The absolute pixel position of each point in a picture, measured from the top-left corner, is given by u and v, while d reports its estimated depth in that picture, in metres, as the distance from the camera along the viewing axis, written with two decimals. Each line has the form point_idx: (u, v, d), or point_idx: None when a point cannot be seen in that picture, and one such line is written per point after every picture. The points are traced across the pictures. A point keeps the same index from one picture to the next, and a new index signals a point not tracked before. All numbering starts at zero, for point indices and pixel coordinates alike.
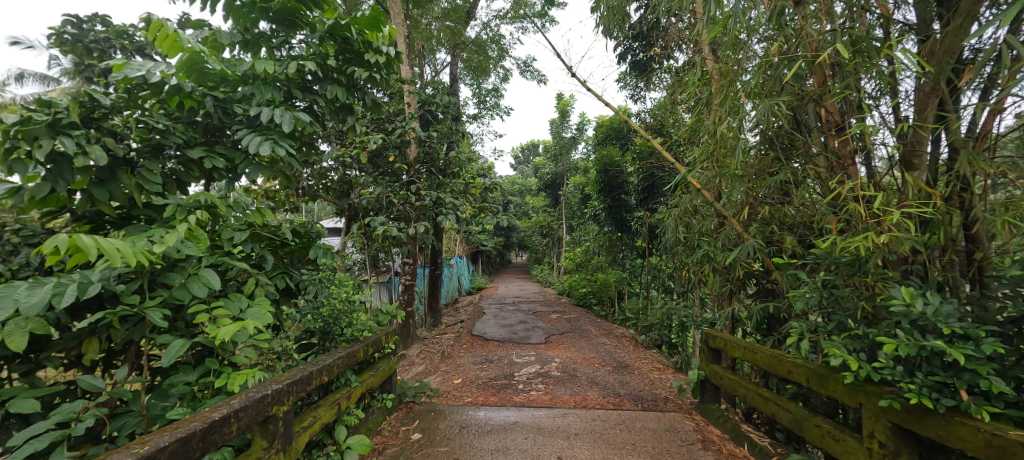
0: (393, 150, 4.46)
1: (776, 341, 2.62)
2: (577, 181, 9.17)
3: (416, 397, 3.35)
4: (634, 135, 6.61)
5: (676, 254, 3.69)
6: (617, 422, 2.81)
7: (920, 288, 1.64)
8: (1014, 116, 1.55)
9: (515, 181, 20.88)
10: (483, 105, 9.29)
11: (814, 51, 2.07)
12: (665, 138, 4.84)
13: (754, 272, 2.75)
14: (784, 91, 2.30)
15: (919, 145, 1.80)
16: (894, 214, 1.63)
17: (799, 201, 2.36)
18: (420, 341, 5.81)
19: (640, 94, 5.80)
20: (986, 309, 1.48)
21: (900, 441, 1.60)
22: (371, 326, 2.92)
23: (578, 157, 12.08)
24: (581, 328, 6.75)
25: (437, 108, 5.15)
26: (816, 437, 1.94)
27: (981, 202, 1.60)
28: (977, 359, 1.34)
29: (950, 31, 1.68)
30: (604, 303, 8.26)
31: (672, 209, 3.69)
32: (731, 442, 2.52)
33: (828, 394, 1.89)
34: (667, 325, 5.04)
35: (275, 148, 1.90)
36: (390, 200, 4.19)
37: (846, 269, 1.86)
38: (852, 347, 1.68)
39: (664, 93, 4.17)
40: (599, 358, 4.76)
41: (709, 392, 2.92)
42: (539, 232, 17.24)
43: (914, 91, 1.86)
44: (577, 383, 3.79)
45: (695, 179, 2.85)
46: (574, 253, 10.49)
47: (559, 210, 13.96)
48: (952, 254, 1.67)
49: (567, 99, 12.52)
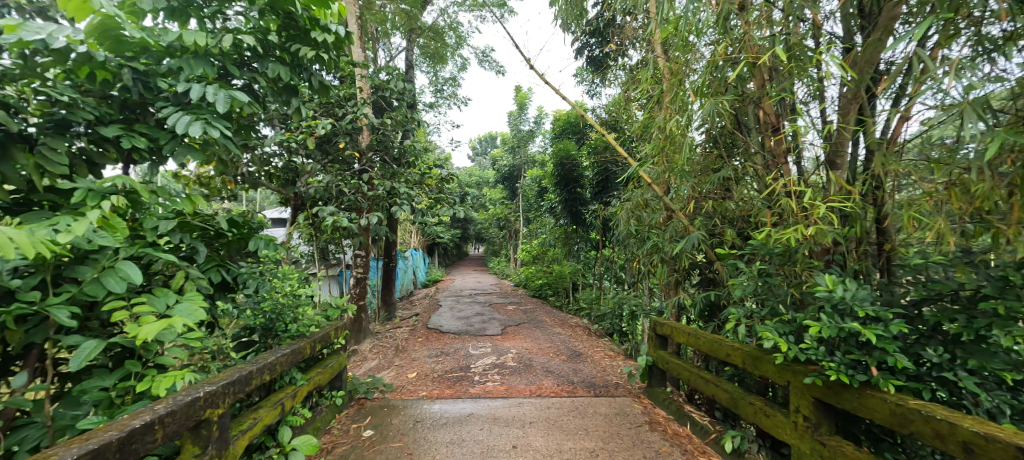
0: (344, 137, 4.26)
1: (717, 327, 2.80)
2: (534, 174, 9.29)
3: (368, 393, 3.24)
4: (589, 129, 6.78)
5: (628, 245, 3.87)
6: (570, 409, 2.88)
7: (839, 276, 1.82)
8: (920, 123, 1.70)
9: (473, 173, 20.78)
10: (440, 94, 9.09)
11: (755, 55, 2.22)
12: (619, 134, 4.99)
13: (699, 263, 2.92)
14: (728, 92, 2.44)
15: (842, 147, 1.98)
16: (821, 208, 1.77)
17: (738, 197, 2.54)
18: (373, 336, 5.63)
19: (595, 89, 5.96)
20: (892, 293, 1.68)
21: (821, 415, 1.74)
22: (319, 321, 2.79)
23: (536, 150, 12.25)
24: (537, 319, 6.89)
25: (392, 95, 4.99)
26: (750, 414, 2.09)
27: (891, 199, 1.77)
28: (886, 337, 1.50)
29: (871, 43, 1.84)
30: (560, 293, 8.48)
31: (624, 203, 3.82)
32: (675, 422, 2.67)
33: (761, 374, 2.04)
34: (618, 314, 5.28)
35: (207, 129, 1.73)
36: (340, 189, 4.02)
37: (778, 259, 2.02)
38: (782, 330, 1.82)
39: (619, 90, 4.30)
40: (554, 348, 4.86)
41: (655, 377, 3.07)
42: (496, 223, 17.28)
43: (838, 97, 2.04)
44: (533, 373, 3.85)
45: (646, 174, 2.98)
46: (530, 245, 10.62)
47: (516, 202, 14.11)
48: (865, 246, 1.86)
49: (526, 92, 12.62)
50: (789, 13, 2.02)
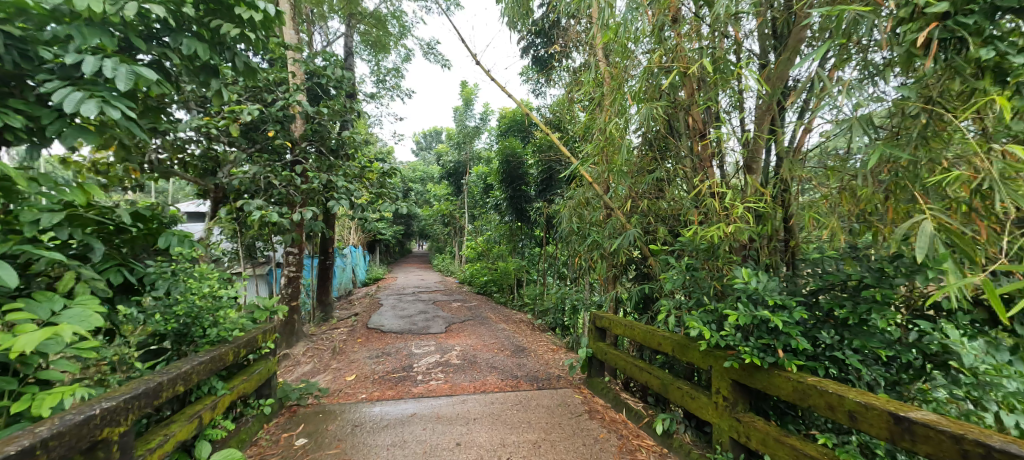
0: (273, 125, 3.95)
1: (650, 318, 2.99)
2: (479, 171, 9.29)
3: (300, 399, 3.04)
4: (534, 128, 6.92)
5: (570, 242, 4.01)
6: (514, 403, 2.92)
7: (753, 269, 2.02)
8: (820, 134, 1.93)
9: (417, 168, 20.27)
10: (382, 84, 8.74)
11: (685, 66, 2.40)
12: (563, 134, 5.15)
13: (634, 259, 3.10)
14: (662, 98, 2.61)
15: (757, 153, 2.20)
16: (740, 208, 1.95)
17: (670, 197, 2.74)
18: (307, 338, 5.29)
19: (540, 89, 6.08)
20: (796, 284, 1.91)
21: (738, 394, 1.91)
22: (245, 323, 2.56)
23: (482, 147, 12.26)
24: (482, 315, 6.91)
25: (330, 82, 4.71)
26: (678, 397, 2.25)
27: (796, 201, 2.00)
28: (790, 323, 1.69)
29: (782, 61, 2.06)
30: (504, 290, 8.57)
31: (567, 201, 3.95)
32: (613, 409, 2.81)
33: (687, 360, 2.21)
34: (560, 309, 5.46)
35: (105, 108, 1.51)
36: (270, 181, 3.72)
37: (703, 254, 2.20)
38: (706, 319, 1.98)
39: (562, 91, 4.42)
40: (498, 343, 4.90)
41: (595, 368, 3.21)
42: (440, 220, 17.01)
43: (755, 108, 2.25)
44: (477, 370, 3.84)
45: (588, 174, 3.10)
46: (474, 242, 10.58)
47: (461, 199, 14.00)
48: (775, 243, 2.08)
49: (472, 87, 12.54)
50: (715, 28, 2.20)
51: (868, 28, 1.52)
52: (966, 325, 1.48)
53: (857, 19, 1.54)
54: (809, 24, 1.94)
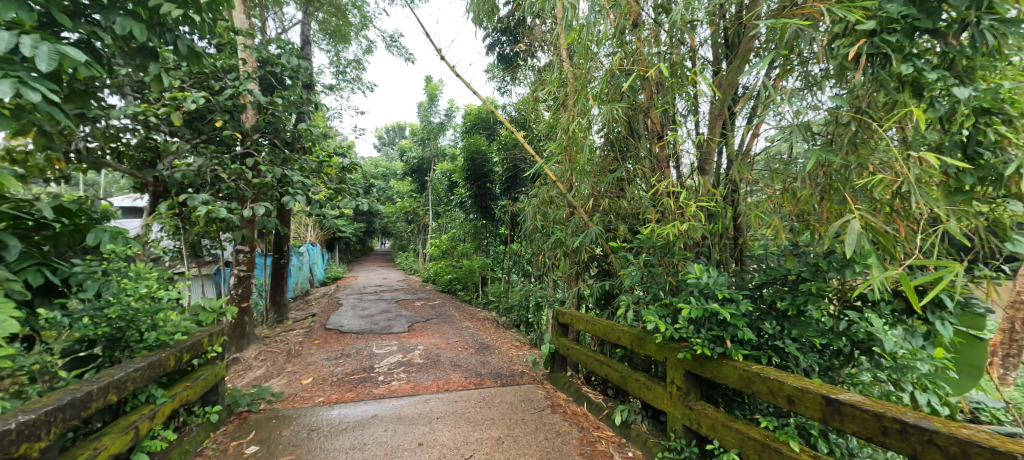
0: (222, 115, 3.70)
1: (610, 313, 3.08)
2: (444, 167, 9.18)
3: (251, 405, 2.88)
4: (499, 126, 6.94)
5: (534, 239, 4.05)
6: (477, 401, 2.92)
7: (705, 265, 2.13)
8: (766, 139, 2.06)
9: (379, 164, 19.72)
10: (342, 76, 8.42)
11: (644, 69, 2.48)
12: (527, 133, 5.20)
13: (596, 256, 3.18)
14: (623, 100, 2.69)
15: (709, 155, 2.32)
16: (693, 207, 2.05)
17: (630, 196, 2.83)
18: (259, 341, 5.02)
19: (505, 87, 6.09)
20: (743, 279, 2.03)
21: (690, 384, 2.00)
22: (188, 326, 2.39)
23: (447, 143, 12.12)
24: (446, 313, 6.85)
25: (285, 71, 4.48)
26: (636, 389, 2.33)
27: (744, 201, 2.13)
28: (737, 315, 1.80)
29: (732, 68, 2.18)
30: (469, 288, 8.53)
31: (531, 199, 4.00)
32: (574, 403, 2.87)
33: (644, 353, 2.29)
34: (524, 306, 5.51)
35: (23, 90, 1.35)
36: (217, 174, 3.49)
37: (660, 251, 2.29)
38: (662, 313, 2.06)
39: (527, 90, 4.46)
40: (461, 342, 4.87)
41: (557, 363, 3.27)
42: (403, 217, 16.66)
43: (708, 112, 2.38)
44: (440, 369, 3.80)
45: (551, 172, 3.15)
46: (438, 240, 10.45)
47: (425, 196, 13.79)
48: (725, 240, 2.20)
49: (437, 83, 12.36)
50: (673, 34, 2.30)
51: (808, 41, 1.64)
52: (888, 313, 1.64)
53: (798, 32, 1.66)
54: (757, 35, 2.07)
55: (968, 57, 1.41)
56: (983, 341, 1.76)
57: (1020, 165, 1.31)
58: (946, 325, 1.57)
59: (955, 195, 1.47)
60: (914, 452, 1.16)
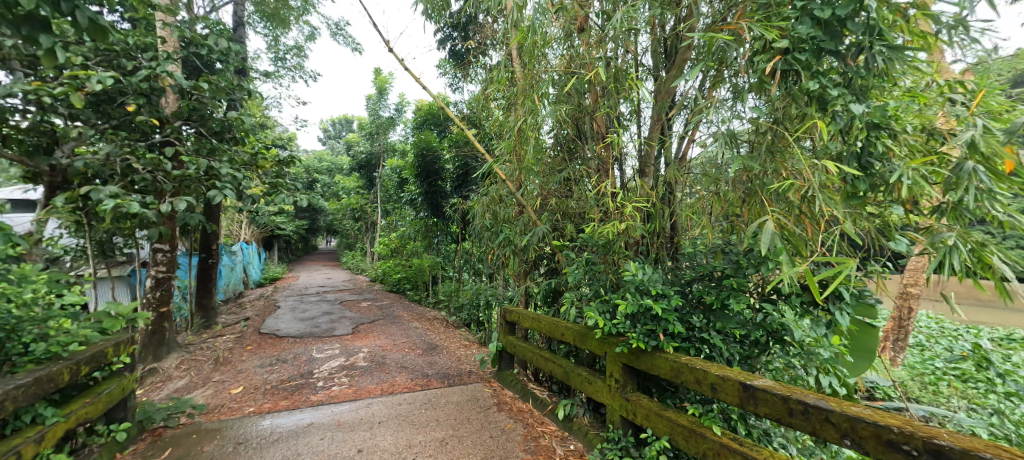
0: (135, 98, 3.32)
1: (556, 311, 3.15)
2: (393, 163, 8.91)
3: (169, 420, 2.61)
4: (450, 123, 6.84)
5: (484, 238, 4.05)
6: (422, 403, 2.86)
7: (642, 262, 2.24)
8: (699, 145, 2.21)
9: (324, 158, 18.73)
10: (281, 63, 7.89)
11: (590, 73, 2.56)
12: (479, 131, 5.18)
13: (544, 254, 3.23)
14: (569, 102, 2.75)
15: (649, 158, 2.44)
16: (632, 207, 2.15)
17: (576, 197, 2.91)
18: (182, 348, 4.57)
19: (457, 84, 6.01)
20: (676, 275, 2.16)
21: (627, 376, 2.08)
22: (88, 335, 2.12)
23: (397, 139, 11.77)
24: (393, 314, 6.65)
25: (213, 53, 4.11)
26: (579, 383, 2.40)
27: (678, 202, 2.26)
28: (668, 309, 1.91)
29: (670, 77, 2.32)
30: (419, 287, 8.35)
31: (481, 197, 3.98)
32: (520, 400, 2.91)
33: (585, 348, 2.36)
34: (475, 305, 5.47)
35: None
36: (129, 164, 3.13)
37: (601, 250, 2.38)
38: (602, 309, 2.14)
39: (479, 87, 4.44)
40: (409, 342, 4.75)
41: (505, 361, 3.29)
42: (350, 214, 15.96)
43: (648, 117, 2.49)
44: (385, 371, 3.68)
45: (500, 171, 3.16)
46: (387, 238, 10.12)
47: (374, 193, 13.30)
48: (662, 239, 2.33)
49: (386, 75, 11.94)
50: (616, 41, 2.39)
51: (732, 55, 1.78)
52: (797, 305, 1.81)
53: (724, 47, 1.79)
54: (692, 46, 2.21)
55: (863, 76, 1.60)
56: (874, 328, 2.00)
57: (901, 173, 1.49)
58: (843, 314, 1.76)
59: (851, 199, 1.66)
60: (815, 430, 1.30)
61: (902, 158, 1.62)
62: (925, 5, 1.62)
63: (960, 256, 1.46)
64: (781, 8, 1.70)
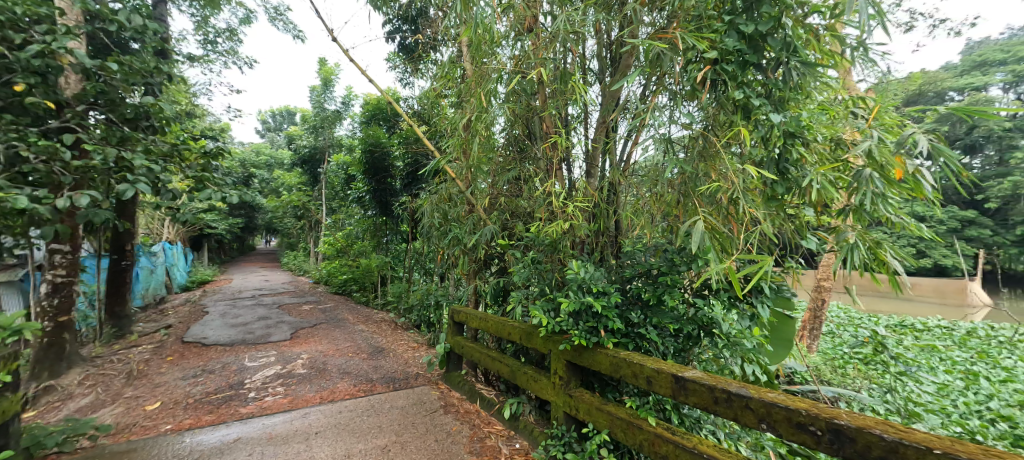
0: (25, 76, 2.89)
1: (505, 310, 3.15)
2: (339, 159, 8.50)
3: (64, 444, 2.29)
4: (400, 119, 6.64)
5: (433, 237, 3.97)
6: (364, 409, 2.74)
7: (586, 260, 2.30)
8: (639, 147, 2.30)
9: (262, 151, 17.48)
10: (211, 46, 7.24)
11: (538, 74, 2.58)
12: (429, 128, 5.06)
13: (493, 254, 3.22)
14: (519, 102, 2.76)
15: (593, 160, 2.49)
16: (576, 207, 2.20)
17: (525, 196, 2.93)
18: (86, 361, 4.05)
19: (407, 79, 5.84)
20: (618, 273, 2.24)
21: (571, 373, 2.12)
22: None
23: (344, 133, 11.24)
24: (338, 317, 6.34)
25: (125, 31, 3.67)
26: (525, 381, 2.41)
27: (620, 203, 2.34)
28: (608, 305, 1.97)
29: (614, 81, 2.39)
30: (366, 289, 8.02)
31: (430, 195, 3.89)
32: (468, 401, 2.88)
33: (530, 346, 2.38)
34: (424, 306, 5.35)
35: None
36: (15, 152, 2.72)
37: (547, 249, 2.41)
38: (547, 308, 2.16)
39: (429, 84, 4.34)
40: (353, 346, 4.55)
41: (453, 362, 3.24)
42: (291, 212, 15.01)
43: (594, 119, 2.56)
44: (326, 378, 3.49)
45: (449, 169, 3.11)
46: (332, 237, 9.64)
47: (318, 190, 12.62)
48: (606, 238, 2.40)
49: (332, 66, 11.36)
50: (564, 43, 2.43)
51: (668, 63, 1.87)
52: (725, 300, 1.94)
53: (660, 54, 1.88)
54: (634, 53, 2.29)
55: (781, 88, 1.74)
56: (791, 319, 2.19)
57: (812, 178, 1.65)
58: (764, 307, 1.96)
59: (770, 201, 1.80)
60: (736, 416, 1.39)
61: (813, 164, 1.79)
62: (835, 26, 1.79)
63: (859, 253, 1.64)
64: (711, 21, 1.81)
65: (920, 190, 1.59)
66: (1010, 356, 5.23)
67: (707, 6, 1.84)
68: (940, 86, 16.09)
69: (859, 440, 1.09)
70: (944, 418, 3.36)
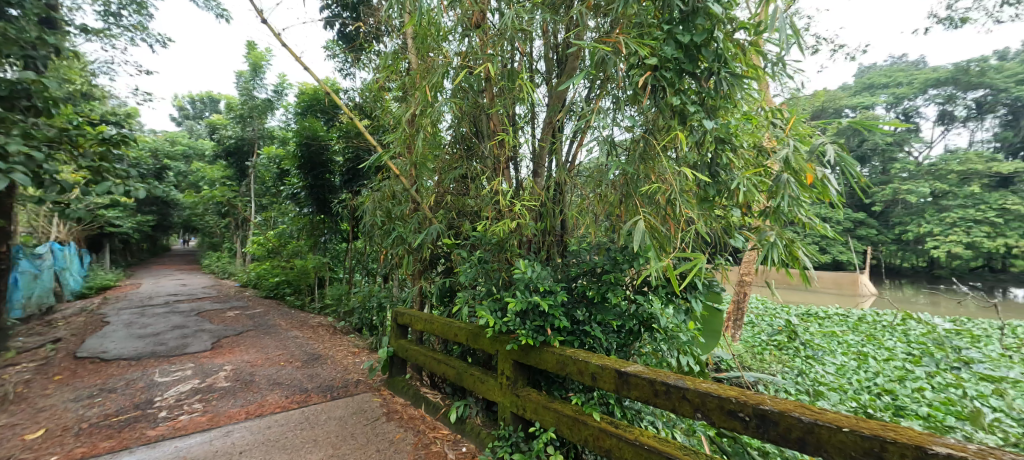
0: None
1: (451, 311, 3.08)
2: (271, 152, 7.87)
3: None
4: (340, 111, 6.29)
5: (375, 236, 3.79)
6: (298, 422, 2.54)
7: (532, 260, 2.31)
8: (585, 149, 2.35)
9: (179, 141, 15.75)
10: (114, 18, 6.36)
11: (485, 72, 2.55)
12: (371, 122, 4.84)
13: (439, 253, 3.14)
14: (466, 98, 2.71)
15: (541, 160, 2.50)
16: (522, 206, 2.20)
17: (472, 195, 2.88)
18: None
19: (347, 69, 5.54)
20: (564, 272, 2.27)
21: (518, 373, 2.12)
22: None
23: (277, 124, 10.44)
24: (268, 323, 5.86)
25: None
26: (471, 383, 2.37)
27: (566, 202, 2.38)
28: (554, 304, 1.99)
29: (560, 83, 2.43)
30: (301, 292, 7.50)
31: (373, 192, 3.71)
32: (412, 407, 2.78)
33: (477, 348, 2.34)
34: (366, 309, 5.11)
35: None
36: None
37: (493, 248, 2.39)
38: (493, 308, 2.14)
39: (371, 75, 4.14)
40: (286, 355, 4.22)
41: (396, 367, 3.11)
42: (214, 209, 13.65)
43: (541, 121, 2.57)
44: (253, 390, 3.19)
45: (392, 165, 2.98)
46: (263, 237, 8.91)
47: (246, 184, 11.61)
48: (552, 238, 2.42)
49: (263, 51, 10.51)
50: (512, 42, 2.42)
51: (611, 67, 1.93)
52: (663, 296, 2.05)
53: (604, 58, 1.93)
54: (580, 56, 2.34)
55: (713, 97, 1.86)
56: (720, 313, 2.36)
57: (739, 182, 1.78)
58: (697, 301, 2.11)
59: (703, 202, 1.93)
60: (674, 407, 1.46)
61: (740, 169, 1.94)
62: (758, 43, 1.95)
63: (777, 250, 1.79)
64: (651, 29, 1.90)
65: (826, 194, 1.80)
66: (891, 338, 6.09)
67: (648, 15, 1.93)
68: (837, 103, 18.42)
69: (781, 423, 1.18)
70: (842, 394, 3.82)
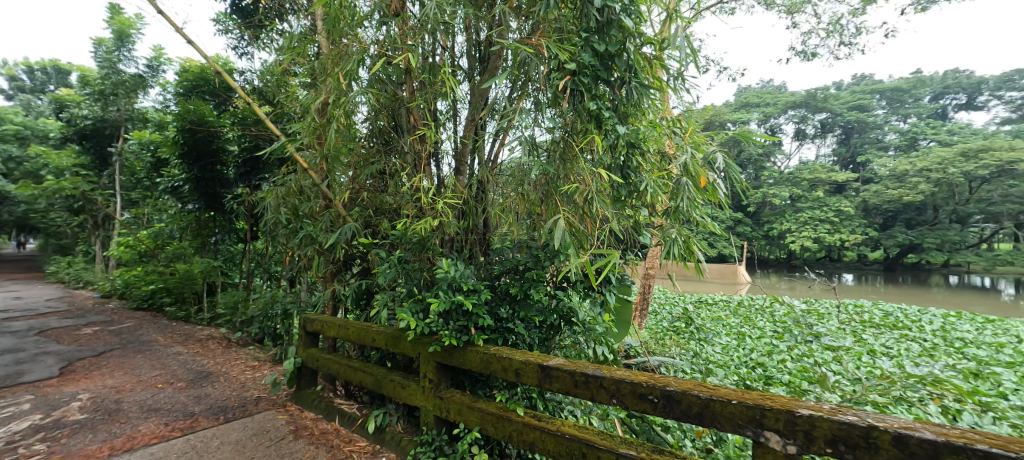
0: None
1: (368, 315, 2.91)
2: (143, 138, 6.69)
3: None
4: (235, 94, 5.56)
5: (279, 236, 3.43)
6: (182, 453, 2.19)
7: (455, 259, 2.27)
8: (507, 148, 2.37)
9: (9, 119, 12.61)
10: None
11: (405, 63, 2.43)
12: (274, 108, 4.36)
13: (354, 254, 2.94)
14: (383, 89, 2.56)
15: (463, 157, 2.46)
16: (445, 204, 2.15)
17: (391, 192, 2.74)
18: None
19: (244, 47, 4.92)
20: (487, 271, 2.27)
21: (441, 375, 2.06)
22: None
23: (150, 106, 8.88)
24: (141, 339, 4.98)
25: None
26: (390, 389, 2.26)
27: (488, 201, 2.37)
28: (478, 303, 1.98)
29: (483, 82, 2.42)
30: (185, 301, 6.50)
31: (275, 187, 3.33)
32: (324, 421, 2.56)
33: (397, 352, 2.23)
34: (268, 317, 4.60)
35: None
36: None
37: (415, 247, 2.30)
38: (415, 309, 2.05)
39: (273, 57, 3.72)
40: (165, 375, 3.63)
41: (305, 378, 2.84)
42: (62, 204, 11.20)
43: (464, 117, 2.53)
44: (120, 421, 2.68)
45: (299, 158, 2.70)
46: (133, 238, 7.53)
47: (108, 175, 9.70)
48: (474, 236, 2.40)
49: (131, 18, 8.85)
50: (433, 34, 2.34)
51: (533, 68, 1.97)
52: (580, 290, 2.16)
53: (527, 59, 1.96)
54: (501, 55, 2.35)
55: (624, 104, 2.00)
56: (630, 304, 2.56)
57: (646, 183, 1.94)
58: (611, 294, 2.20)
59: (616, 202, 2.06)
60: (592, 395, 1.54)
61: (647, 171, 2.11)
62: (662, 58, 2.14)
63: (677, 245, 1.98)
64: (571, 35, 1.98)
65: (715, 196, 2.05)
66: (762, 319, 7.20)
67: (568, 22, 2.00)
68: (721, 117, 21.17)
69: (684, 401, 1.31)
70: (727, 370, 4.41)
